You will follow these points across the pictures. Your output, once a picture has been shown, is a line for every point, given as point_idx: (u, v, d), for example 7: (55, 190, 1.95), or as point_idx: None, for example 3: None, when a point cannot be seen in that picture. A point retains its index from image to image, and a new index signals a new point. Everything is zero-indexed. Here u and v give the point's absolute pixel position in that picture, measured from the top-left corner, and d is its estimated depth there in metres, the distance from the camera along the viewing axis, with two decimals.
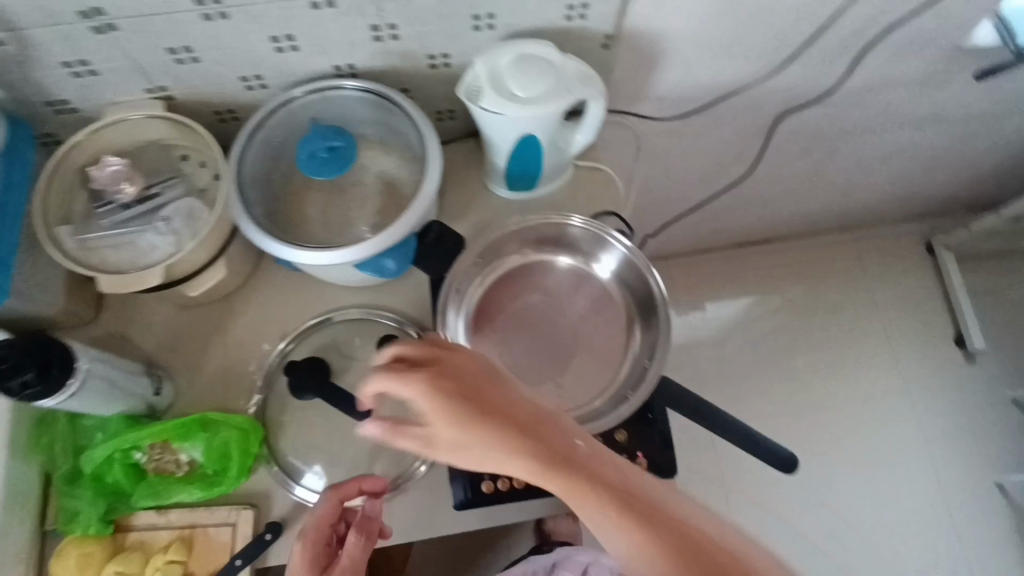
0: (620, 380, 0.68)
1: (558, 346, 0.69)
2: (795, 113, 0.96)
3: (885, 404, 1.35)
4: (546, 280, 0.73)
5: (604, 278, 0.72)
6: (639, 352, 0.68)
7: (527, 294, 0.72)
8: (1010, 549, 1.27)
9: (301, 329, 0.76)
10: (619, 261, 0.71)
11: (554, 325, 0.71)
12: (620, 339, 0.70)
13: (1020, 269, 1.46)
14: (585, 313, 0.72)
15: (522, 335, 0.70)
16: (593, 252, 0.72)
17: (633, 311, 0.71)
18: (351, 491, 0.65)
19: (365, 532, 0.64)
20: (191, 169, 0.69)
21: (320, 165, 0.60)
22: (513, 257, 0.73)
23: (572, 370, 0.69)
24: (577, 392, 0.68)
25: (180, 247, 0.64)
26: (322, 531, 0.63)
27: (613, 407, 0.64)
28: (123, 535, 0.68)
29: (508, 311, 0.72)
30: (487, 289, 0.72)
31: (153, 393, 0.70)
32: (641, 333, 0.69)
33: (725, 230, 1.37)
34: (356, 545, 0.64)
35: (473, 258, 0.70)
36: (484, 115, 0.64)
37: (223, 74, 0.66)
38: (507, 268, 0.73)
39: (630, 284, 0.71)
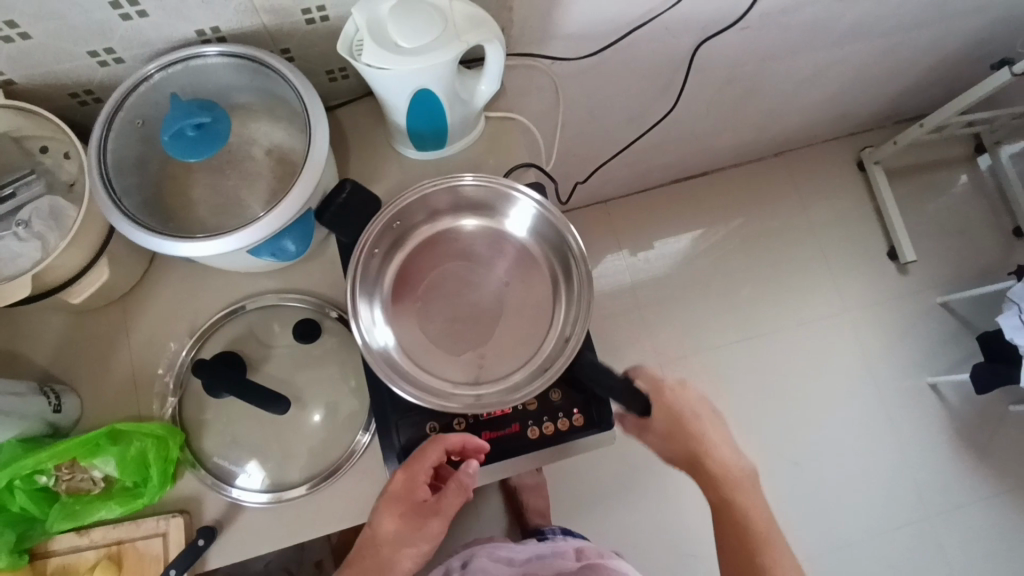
0: (548, 343, 0.66)
1: (480, 314, 0.67)
2: (712, 41, 0.93)
3: (825, 325, 1.39)
4: (461, 246, 0.69)
5: (521, 237, 0.69)
6: (567, 314, 0.66)
7: (442, 264, 0.69)
8: (945, 446, 1.35)
9: (211, 322, 0.71)
10: (531, 216, 0.68)
11: (474, 292, 0.68)
12: (546, 299, 0.68)
13: (945, 178, 1.49)
14: (505, 277, 0.68)
15: (442, 306, 0.67)
16: (505, 210, 0.69)
17: (555, 269, 0.68)
18: (454, 442, 0.62)
19: (460, 486, 0.61)
20: (53, 161, 0.64)
21: (189, 144, 0.56)
22: (422, 224, 0.70)
23: (497, 337, 0.66)
24: (503, 358, 0.66)
25: (49, 251, 0.60)
26: (423, 469, 0.61)
27: (541, 369, 0.63)
28: (43, 562, 0.65)
29: (424, 283, 0.68)
30: (398, 262, 0.69)
31: (53, 410, 0.65)
32: (565, 292, 0.67)
33: (659, 168, 1.35)
34: (449, 494, 0.62)
35: (378, 235, 0.65)
36: (370, 72, 0.59)
37: (68, 48, 0.61)
38: (418, 238, 0.70)
39: (546, 238, 0.68)
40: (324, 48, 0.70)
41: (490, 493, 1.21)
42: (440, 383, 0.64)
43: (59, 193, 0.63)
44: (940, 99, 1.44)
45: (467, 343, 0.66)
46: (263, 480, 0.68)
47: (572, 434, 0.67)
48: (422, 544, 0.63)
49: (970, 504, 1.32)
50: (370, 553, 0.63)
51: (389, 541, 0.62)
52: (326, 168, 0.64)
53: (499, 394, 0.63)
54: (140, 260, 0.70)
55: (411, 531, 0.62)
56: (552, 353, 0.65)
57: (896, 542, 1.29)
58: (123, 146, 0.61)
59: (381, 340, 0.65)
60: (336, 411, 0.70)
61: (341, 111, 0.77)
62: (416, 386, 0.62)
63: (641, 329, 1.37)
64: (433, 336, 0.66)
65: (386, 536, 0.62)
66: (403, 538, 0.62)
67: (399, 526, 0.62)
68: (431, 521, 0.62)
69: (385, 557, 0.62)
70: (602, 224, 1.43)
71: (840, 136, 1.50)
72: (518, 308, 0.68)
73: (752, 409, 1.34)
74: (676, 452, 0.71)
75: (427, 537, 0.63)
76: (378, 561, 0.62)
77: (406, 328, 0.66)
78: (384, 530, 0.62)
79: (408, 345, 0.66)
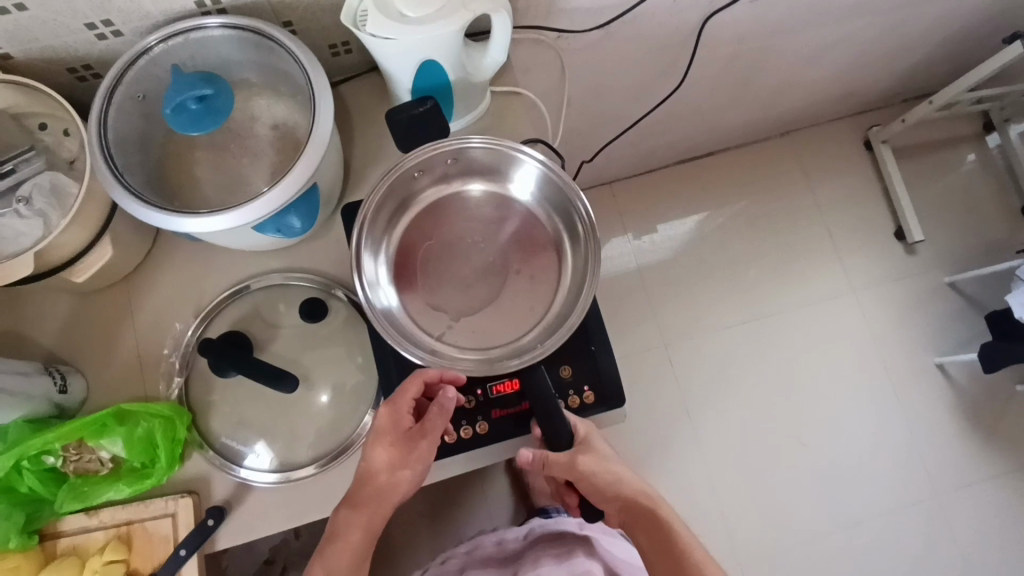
0: (553, 311, 0.65)
1: (486, 279, 0.66)
2: (720, 14, 0.91)
3: (832, 305, 1.38)
4: (466, 210, 0.68)
5: (527, 202, 0.68)
6: (572, 282, 0.65)
7: (447, 228, 0.68)
8: (952, 426, 1.34)
9: (216, 303, 0.70)
10: (535, 179, 0.67)
11: (480, 257, 0.67)
12: (552, 263, 0.67)
13: (954, 157, 1.47)
14: (511, 242, 0.68)
15: (446, 271, 0.66)
16: (509, 172, 0.68)
17: (561, 236, 0.67)
18: (434, 375, 0.62)
19: (441, 412, 0.62)
20: (53, 139, 0.63)
21: (192, 119, 0.55)
22: (427, 188, 0.68)
23: (503, 304, 0.66)
24: (507, 324, 0.65)
25: (51, 229, 0.59)
26: (406, 401, 0.62)
27: (552, 330, 0.63)
28: (52, 543, 0.65)
29: (427, 248, 0.67)
30: (402, 226, 0.68)
31: (59, 391, 0.64)
32: (572, 261, 0.66)
33: (665, 147, 1.33)
34: (433, 421, 0.62)
35: (381, 201, 0.64)
36: (374, 43, 0.58)
37: (65, 20, 0.60)
38: (423, 201, 0.69)
39: (550, 199, 0.67)
40: (326, 21, 0.69)
41: (497, 474, 1.21)
42: (444, 347, 0.63)
43: (59, 171, 0.62)
44: (950, 76, 1.42)
45: (472, 308, 0.65)
46: (272, 460, 0.67)
47: (582, 411, 0.67)
48: (415, 469, 0.63)
49: (976, 483, 1.32)
50: (367, 485, 0.63)
51: (383, 471, 0.63)
52: (330, 143, 0.63)
53: (502, 359, 0.62)
54: (144, 240, 0.69)
55: (402, 458, 0.63)
56: (558, 314, 0.64)
57: (900, 520, 1.29)
58: (125, 123, 0.60)
59: (385, 303, 0.64)
60: (343, 392, 0.69)
61: (345, 87, 0.75)
62: (424, 351, 0.62)
63: (647, 311, 1.37)
64: (438, 301, 0.65)
65: (379, 467, 0.63)
66: (396, 465, 0.63)
67: (389, 454, 0.63)
68: (421, 446, 0.63)
69: (382, 487, 0.63)
70: (607, 206, 1.42)
71: (848, 114, 1.47)
72: (523, 273, 0.67)
73: (759, 390, 1.34)
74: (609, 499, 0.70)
75: (419, 462, 0.63)
76: (376, 493, 0.63)
77: (411, 293, 0.66)
78: (377, 461, 0.63)
79: (413, 310, 0.65)
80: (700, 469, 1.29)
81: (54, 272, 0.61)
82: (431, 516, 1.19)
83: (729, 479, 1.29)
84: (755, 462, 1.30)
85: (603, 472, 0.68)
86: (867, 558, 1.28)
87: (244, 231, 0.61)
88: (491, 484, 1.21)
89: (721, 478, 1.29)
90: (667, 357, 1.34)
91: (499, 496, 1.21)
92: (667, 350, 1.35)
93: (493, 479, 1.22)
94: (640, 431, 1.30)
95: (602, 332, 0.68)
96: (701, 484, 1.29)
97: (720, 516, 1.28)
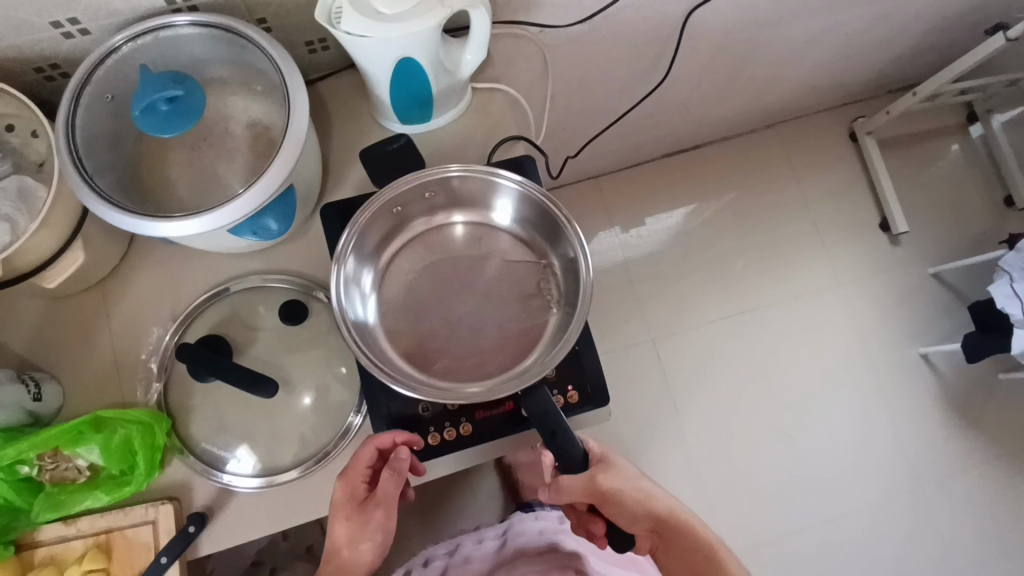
0: (544, 341, 0.63)
1: (473, 312, 0.65)
2: (703, 7, 0.90)
3: (818, 296, 1.39)
4: (452, 243, 0.68)
5: (513, 229, 0.68)
6: (562, 307, 0.64)
7: (433, 261, 0.67)
8: (937, 416, 1.36)
9: (195, 306, 0.69)
10: (518, 204, 0.66)
11: (467, 289, 0.66)
12: (539, 283, 0.66)
13: (938, 148, 1.48)
14: (498, 274, 0.67)
15: (435, 303, 0.66)
16: (489, 202, 0.67)
17: (551, 263, 0.66)
18: (386, 440, 0.62)
19: (393, 481, 0.62)
20: (20, 140, 0.61)
21: (162, 120, 0.54)
22: (411, 223, 0.68)
23: (490, 332, 0.64)
24: (498, 356, 0.64)
25: (19, 233, 0.58)
26: (358, 473, 0.63)
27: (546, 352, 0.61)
28: (29, 553, 0.64)
29: (417, 281, 0.67)
30: (387, 260, 0.67)
31: (32, 399, 0.63)
32: (563, 289, 0.64)
33: (652, 140, 1.33)
34: (387, 491, 0.63)
35: (364, 235, 0.63)
36: (349, 40, 0.57)
37: (28, 16, 0.58)
38: (408, 235, 0.68)
39: (530, 219, 0.66)
40: (301, 17, 0.67)
41: (486, 472, 1.21)
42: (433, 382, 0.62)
43: (27, 173, 0.60)
44: (934, 67, 1.42)
45: (461, 344, 0.64)
46: (254, 465, 0.67)
47: (568, 411, 0.67)
48: (374, 538, 0.66)
49: (961, 472, 1.34)
50: (334, 555, 0.67)
51: (346, 542, 0.66)
52: (307, 143, 0.62)
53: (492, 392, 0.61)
54: (118, 243, 0.68)
55: (361, 529, 0.65)
56: (551, 331, 0.63)
57: (890, 509, 1.31)
58: (93, 122, 0.59)
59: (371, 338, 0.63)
60: (326, 395, 0.68)
61: (322, 84, 0.74)
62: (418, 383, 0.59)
63: (634, 306, 1.36)
64: (425, 337, 0.64)
65: (341, 538, 0.66)
66: (355, 536, 0.65)
67: (348, 527, 0.65)
68: (377, 514, 0.65)
69: (347, 558, 0.66)
70: (593, 200, 1.41)
71: (833, 106, 1.47)
72: (511, 303, 0.65)
73: (746, 386, 1.34)
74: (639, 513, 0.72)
75: (377, 530, 0.65)
76: (341, 562, 0.67)
77: (398, 328, 0.65)
78: (339, 534, 0.65)
79: (399, 344, 0.64)
80: (693, 469, 1.30)
81: (25, 278, 0.60)
82: (420, 515, 1.19)
83: (719, 476, 1.30)
84: (743, 457, 1.31)
85: (627, 487, 0.70)
86: (855, 548, 1.29)
87: (218, 234, 0.60)
88: (480, 482, 1.21)
89: (712, 478, 1.30)
90: (654, 352, 1.34)
91: (488, 493, 1.21)
92: (654, 345, 1.35)
93: (482, 476, 1.21)
94: (629, 426, 1.30)
95: (586, 330, 0.68)
96: (691, 478, 1.29)
97: (710, 509, 1.28)
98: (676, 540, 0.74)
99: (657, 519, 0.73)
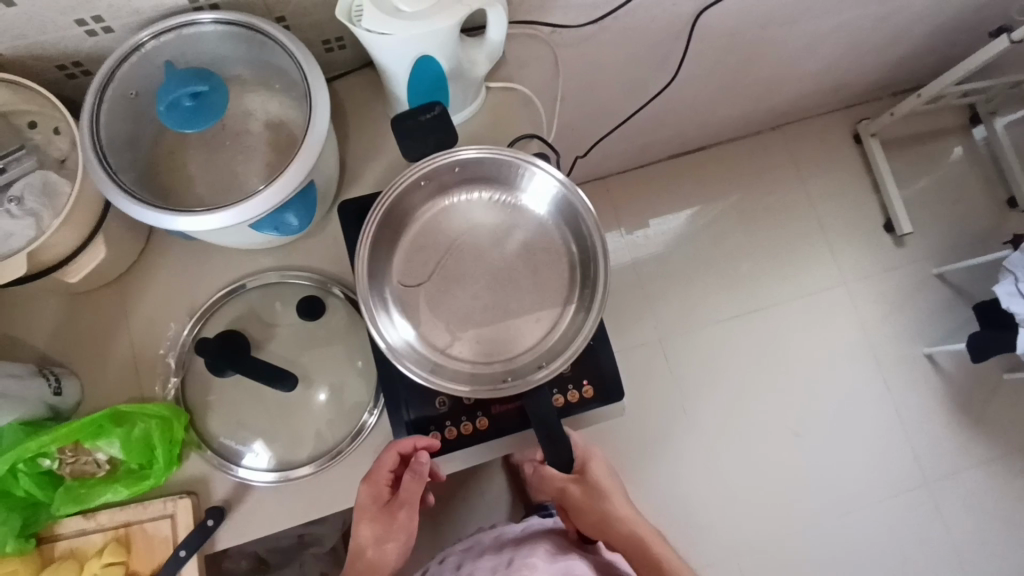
0: (560, 330, 0.64)
1: (494, 291, 0.65)
2: (712, 9, 0.91)
3: (820, 295, 1.40)
4: (474, 221, 0.67)
5: (535, 213, 0.67)
6: (576, 300, 0.65)
7: (453, 240, 0.66)
8: (942, 414, 1.36)
9: (212, 302, 0.70)
10: (545, 188, 0.65)
11: (487, 271, 0.65)
12: (561, 271, 0.66)
13: (941, 149, 1.49)
14: (518, 256, 0.66)
15: (450, 279, 0.65)
16: (513, 182, 0.66)
17: (572, 252, 0.66)
18: (407, 445, 0.63)
19: (416, 485, 0.63)
20: (42, 137, 0.62)
21: (187, 116, 0.55)
22: (431, 198, 0.67)
23: (508, 317, 0.65)
24: (512, 340, 0.64)
25: (43, 229, 0.58)
26: (381, 477, 0.64)
27: (561, 347, 0.63)
28: (49, 547, 0.64)
29: (434, 258, 0.66)
30: (409, 237, 0.66)
31: (54, 393, 0.64)
32: (580, 280, 0.65)
33: (658, 142, 1.33)
34: (410, 493, 0.64)
35: (386, 213, 0.64)
36: (368, 38, 0.58)
37: (55, 15, 0.59)
38: (432, 212, 0.67)
39: (554, 205, 0.66)
40: (319, 16, 0.68)
41: (493, 470, 1.21)
42: (451, 362, 0.63)
43: (49, 169, 0.61)
44: (937, 68, 1.43)
45: (479, 325, 0.64)
46: (270, 459, 0.67)
47: (582, 406, 0.68)
48: (399, 538, 0.67)
49: (967, 470, 1.34)
50: (358, 557, 0.68)
51: (371, 544, 0.67)
52: (326, 140, 0.62)
53: (502, 378, 0.62)
54: (137, 241, 0.69)
55: (386, 529, 0.66)
56: (568, 324, 0.64)
57: (892, 507, 1.32)
58: (117, 118, 0.60)
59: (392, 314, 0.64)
60: (342, 390, 0.69)
61: (339, 83, 0.74)
62: (437, 369, 0.61)
63: (640, 305, 1.37)
64: (443, 317, 0.65)
65: (366, 538, 0.67)
66: (381, 536, 0.66)
67: (373, 527, 0.66)
68: (401, 515, 0.66)
69: (372, 558, 0.67)
70: (601, 201, 1.42)
71: (838, 107, 1.48)
72: (531, 286, 0.65)
73: (752, 385, 1.35)
74: (599, 526, 0.74)
75: (402, 529, 0.67)
76: (367, 562, 0.67)
77: (418, 306, 0.65)
78: (364, 535, 0.66)
79: (417, 320, 0.64)
80: (697, 467, 1.30)
81: (47, 274, 0.60)
82: (432, 513, 1.20)
83: (724, 474, 1.30)
84: (750, 455, 1.32)
85: (596, 501, 0.74)
86: (862, 547, 1.29)
87: (237, 229, 0.60)
88: (489, 481, 1.21)
89: (717, 478, 1.30)
90: (661, 350, 1.35)
91: (497, 492, 1.22)
92: (662, 345, 1.35)
93: (492, 475, 1.22)
94: (636, 428, 1.31)
95: (600, 327, 0.69)
96: (697, 477, 1.30)
97: (716, 509, 1.29)
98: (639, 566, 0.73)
99: (620, 543, 0.74)
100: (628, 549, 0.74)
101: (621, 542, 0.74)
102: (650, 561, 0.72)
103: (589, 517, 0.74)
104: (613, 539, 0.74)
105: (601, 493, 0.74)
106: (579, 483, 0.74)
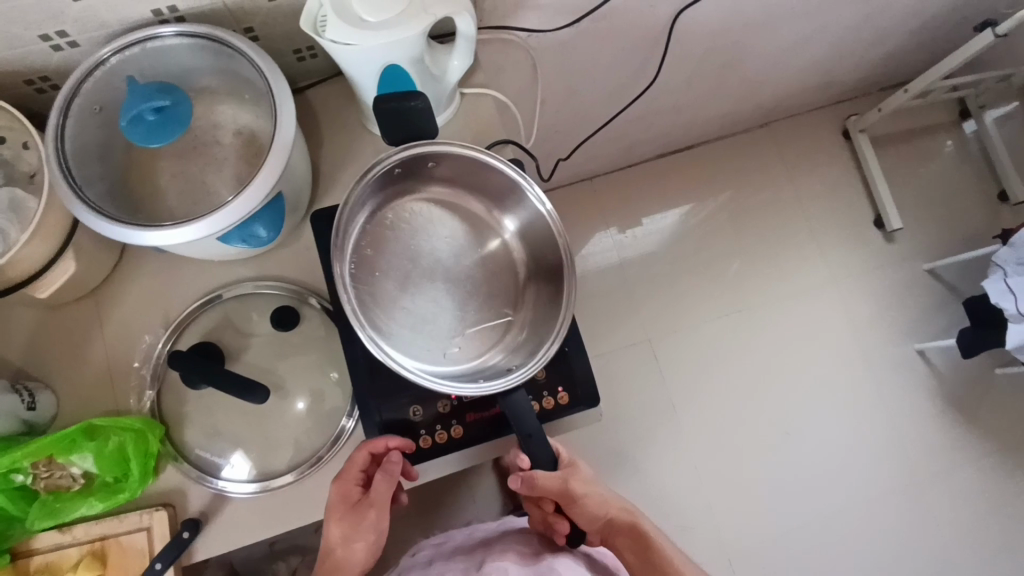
0: (522, 334, 0.66)
1: (455, 292, 0.66)
2: (691, 10, 0.91)
3: (809, 293, 1.40)
4: (435, 217, 0.67)
5: (495, 226, 0.68)
6: (535, 310, 0.66)
7: (418, 230, 0.66)
8: (934, 410, 1.36)
9: (187, 313, 0.70)
10: (507, 201, 0.67)
11: (443, 272, 0.66)
12: (516, 280, 0.68)
13: (931, 145, 1.48)
14: (474, 261, 0.67)
15: (406, 274, 0.65)
16: (473, 189, 0.68)
17: (531, 275, 0.68)
18: (379, 444, 0.63)
19: (386, 485, 0.63)
20: (11, 152, 0.62)
21: (151, 129, 0.54)
22: (393, 190, 0.66)
23: (472, 317, 0.66)
24: (475, 341, 0.65)
25: (11, 244, 0.58)
26: (353, 476, 0.64)
27: (528, 355, 0.63)
28: (25, 562, 0.64)
29: (394, 251, 0.65)
30: (371, 224, 0.65)
31: (27, 408, 0.64)
32: (537, 291, 0.67)
33: (644, 142, 1.33)
34: (380, 493, 0.64)
35: (356, 202, 0.61)
36: (334, 49, 0.58)
37: (19, 31, 0.58)
38: (389, 204, 0.66)
39: (513, 215, 0.68)
40: (289, 26, 0.68)
41: (482, 474, 1.21)
42: (423, 355, 0.62)
43: (19, 185, 0.61)
44: (926, 64, 1.42)
45: (450, 319, 0.65)
46: (249, 470, 0.67)
47: (557, 413, 0.68)
48: (368, 537, 0.67)
49: (961, 465, 1.34)
50: (326, 557, 0.67)
51: (339, 543, 0.66)
52: (295, 149, 0.62)
53: (474, 378, 0.61)
54: (110, 254, 0.69)
55: (354, 529, 0.66)
56: (528, 328, 0.66)
57: (887, 504, 1.31)
58: (84, 132, 0.60)
59: (357, 297, 0.61)
60: (320, 399, 0.69)
61: (312, 92, 0.74)
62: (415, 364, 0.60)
63: (628, 307, 1.37)
64: (408, 311, 0.63)
65: (335, 537, 0.66)
66: (349, 536, 0.66)
67: (342, 527, 0.66)
68: (370, 514, 0.66)
69: (340, 558, 0.67)
70: (588, 202, 1.41)
71: (825, 104, 1.48)
72: (489, 287, 0.67)
73: (735, 384, 1.34)
74: (596, 518, 0.74)
75: (371, 529, 0.67)
76: (335, 562, 0.67)
77: (383, 296, 0.63)
78: (332, 535, 0.66)
79: (387, 317, 0.62)
80: (689, 468, 1.30)
81: (19, 290, 0.61)
82: (421, 516, 1.20)
83: (715, 472, 1.30)
84: (738, 454, 1.32)
85: (590, 494, 0.73)
86: (855, 543, 1.29)
87: (207, 242, 0.60)
88: (478, 484, 1.21)
89: (707, 475, 1.30)
90: (651, 351, 1.35)
91: (487, 495, 1.21)
92: (650, 345, 1.35)
93: (479, 478, 1.22)
94: (625, 429, 1.30)
95: (575, 332, 0.69)
96: (687, 477, 1.30)
97: (707, 509, 1.29)
98: (639, 550, 0.74)
99: (616, 530, 0.75)
100: (624, 536, 0.75)
101: (617, 528, 0.75)
102: (649, 541, 0.74)
103: (586, 512, 0.73)
104: (610, 527, 0.75)
105: (592, 484, 0.74)
106: (576, 475, 0.72)
